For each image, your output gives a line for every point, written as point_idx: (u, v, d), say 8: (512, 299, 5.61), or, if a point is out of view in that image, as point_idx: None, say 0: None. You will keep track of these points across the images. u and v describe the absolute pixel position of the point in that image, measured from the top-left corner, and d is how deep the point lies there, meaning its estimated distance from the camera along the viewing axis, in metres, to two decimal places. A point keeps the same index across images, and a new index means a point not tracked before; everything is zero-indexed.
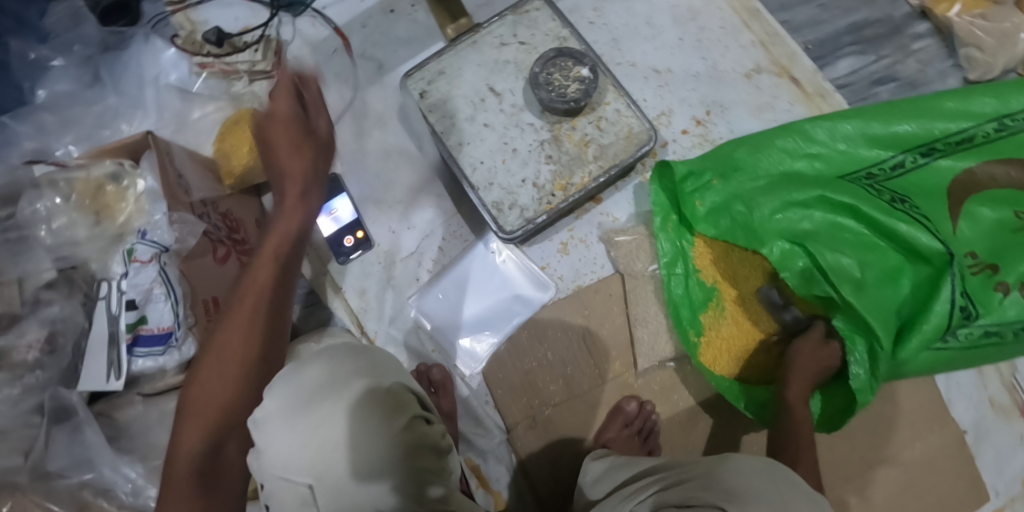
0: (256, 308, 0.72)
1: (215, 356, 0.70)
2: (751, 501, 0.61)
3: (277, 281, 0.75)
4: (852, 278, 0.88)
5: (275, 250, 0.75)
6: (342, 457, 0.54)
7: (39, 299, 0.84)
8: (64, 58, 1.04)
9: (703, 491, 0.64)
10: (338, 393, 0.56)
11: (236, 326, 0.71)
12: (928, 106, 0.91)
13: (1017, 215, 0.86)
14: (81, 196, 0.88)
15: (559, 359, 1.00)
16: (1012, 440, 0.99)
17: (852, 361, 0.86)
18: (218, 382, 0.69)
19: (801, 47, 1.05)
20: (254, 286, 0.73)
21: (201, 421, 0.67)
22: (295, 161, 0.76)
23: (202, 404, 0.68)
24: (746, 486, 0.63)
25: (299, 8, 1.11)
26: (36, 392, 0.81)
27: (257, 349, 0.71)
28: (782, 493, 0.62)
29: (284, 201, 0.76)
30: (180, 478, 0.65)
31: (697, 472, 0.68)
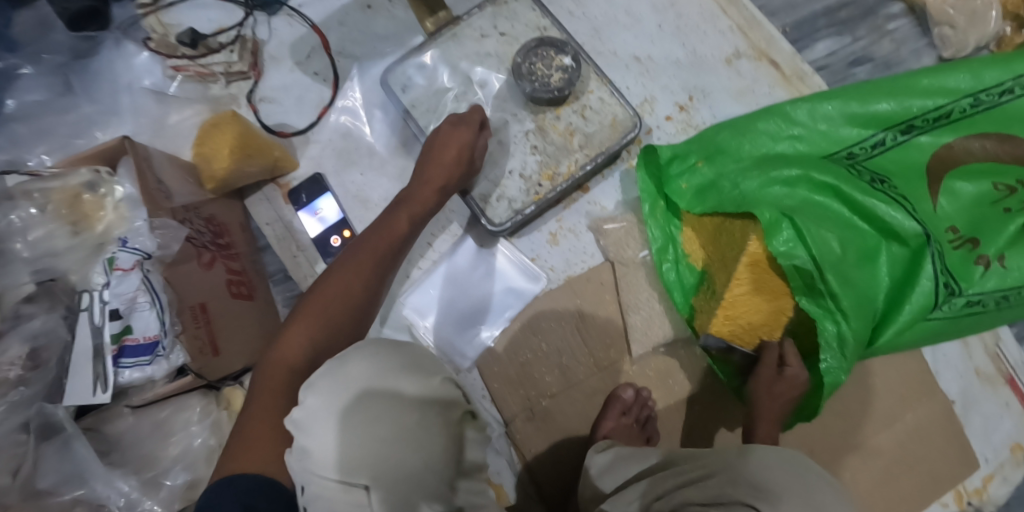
0: (374, 266, 0.84)
1: (331, 291, 0.81)
2: (784, 494, 0.67)
3: (392, 252, 0.86)
4: (833, 256, 0.86)
5: (404, 225, 0.88)
6: (405, 448, 0.60)
7: (19, 313, 0.82)
8: (33, 66, 1.01)
9: (730, 487, 0.69)
10: (393, 390, 0.62)
11: (354, 274, 0.83)
12: (905, 84, 0.92)
13: (996, 187, 0.88)
14: (58, 205, 0.86)
15: (555, 350, 1.00)
16: (998, 407, 1.02)
17: (822, 335, 0.86)
18: (329, 310, 0.79)
19: (779, 31, 1.06)
20: (377, 246, 0.85)
21: (311, 326, 0.78)
22: (440, 170, 0.90)
23: (313, 319, 0.78)
24: (774, 479, 0.69)
25: (274, 7, 1.09)
26: (22, 408, 0.79)
27: (362, 297, 0.83)
28: (810, 489, 0.69)
29: (415, 200, 0.90)
30: (283, 368, 0.75)
31: (722, 468, 0.72)
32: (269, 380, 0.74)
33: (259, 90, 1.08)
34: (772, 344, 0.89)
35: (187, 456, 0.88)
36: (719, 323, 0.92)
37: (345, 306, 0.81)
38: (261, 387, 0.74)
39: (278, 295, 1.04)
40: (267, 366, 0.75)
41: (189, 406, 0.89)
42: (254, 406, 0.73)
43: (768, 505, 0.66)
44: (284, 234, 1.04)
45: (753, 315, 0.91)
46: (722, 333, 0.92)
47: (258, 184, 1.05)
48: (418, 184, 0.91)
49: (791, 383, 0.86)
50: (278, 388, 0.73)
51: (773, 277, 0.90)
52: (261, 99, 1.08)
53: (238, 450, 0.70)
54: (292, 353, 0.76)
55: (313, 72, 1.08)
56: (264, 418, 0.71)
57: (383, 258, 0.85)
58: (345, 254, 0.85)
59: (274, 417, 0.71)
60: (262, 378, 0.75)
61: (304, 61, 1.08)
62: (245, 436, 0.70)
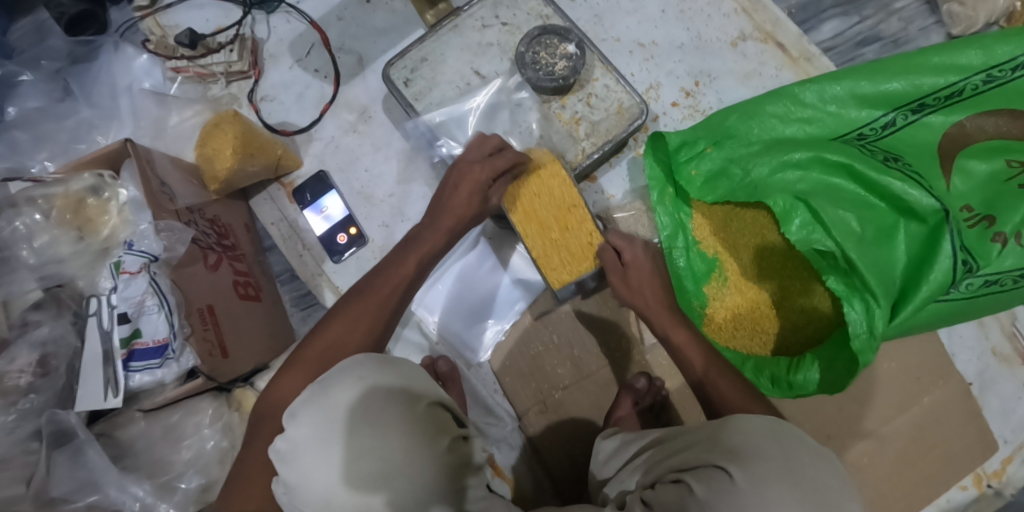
0: (376, 311, 0.82)
1: (333, 334, 0.79)
2: (757, 461, 0.57)
3: (401, 292, 0.85)
4: (853, 234, 0.88)
5: (412, 265, 0.86)
6: (389, 483, 0.59)
7: (27, 321, 0.82)
8: (33, 73, 1.00)
9: (705, 452, 0.61)
10: (375, 420, 0.60)
11: (355, 318, 0.81)
12: (915, 62, 0.90)
13: (1009, 164, 0.85)
14: (61, 211, 0.85)
15: (566, 342, 0.99)
16: (1017, 388, 1.00)
17: (851, 320, 0.85)
18: (331, 358, 0.77)
19: (784, 12, 1.04)
20: (383, 288, 0.83)
21: (310, 373, 0.76)
22: (454, 218, 0.87)
23: (310, 367, 0.77)
24: (750, 443, 0.59)
25: (273, 4, 1.07)
26: (33, 416, 0.79)
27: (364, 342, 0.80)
28: (791, 456, 0.58)
29: (421, 244, 0.87)
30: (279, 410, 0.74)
31: (703, 435, 0.64)
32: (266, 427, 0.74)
33: (260, 89, 1.07)
34: (605, 248, 0.88)
35: (200, 459, 0.87)
36: (553, 276, 0.89)
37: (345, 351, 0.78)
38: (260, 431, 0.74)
39: (287, 295, 1.03)
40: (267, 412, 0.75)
41: (200, 410, 0.89)
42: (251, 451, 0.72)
43: (738, 468, 0.57)
44: (290, 233, 1.04)
45: (564, 245, 0.88)
46: (567, 280, 0.89)
47: (263, 184, 1.05)
48: (429, 226, 0.88)
49: (636, 266, 0.88)
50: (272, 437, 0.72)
51: (557, 202, 0.88)
52: (262, 98, 1.06)
53: (232, 492, 0.70)
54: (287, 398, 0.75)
55: (313, 69, 1.07)
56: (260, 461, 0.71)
57: (389, 301, 0.83)
58: (351, 294, 0.84)
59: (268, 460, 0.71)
60: (262, 420, 0.75)
61: (304, 58, 1.07)
62: (241, 474, 0.71)
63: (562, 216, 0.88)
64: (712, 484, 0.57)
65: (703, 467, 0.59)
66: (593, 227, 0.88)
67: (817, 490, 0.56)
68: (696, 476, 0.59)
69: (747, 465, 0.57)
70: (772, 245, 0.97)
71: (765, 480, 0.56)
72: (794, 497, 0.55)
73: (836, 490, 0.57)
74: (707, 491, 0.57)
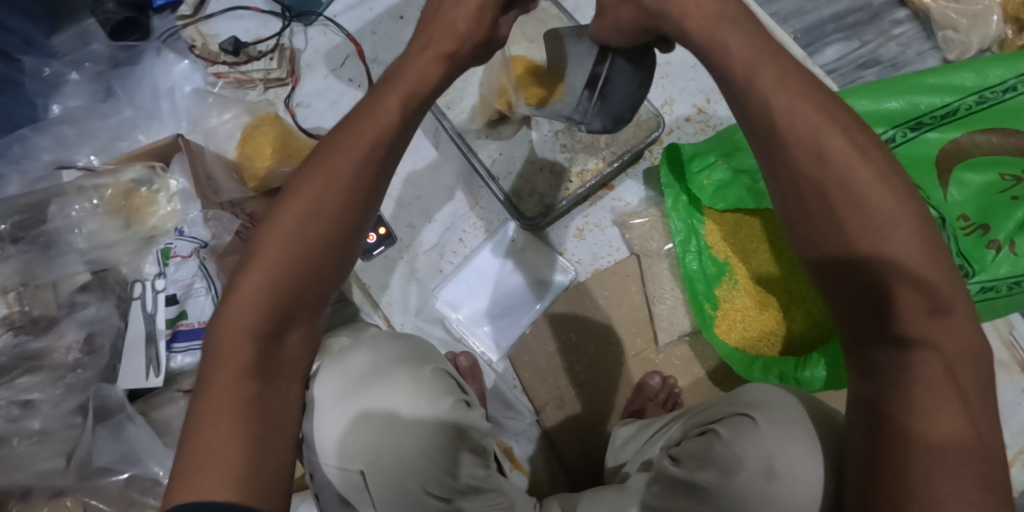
0: (329, 194, 0.59)
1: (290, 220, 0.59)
2: (772, 407, 0.70)
3: (368, 153, 0.60)
4: None
5: (395, 108, 0.62)
6: (396, 436, 0.70)
7: (75, 301, 0.86)
8: (78, 73, 1.06)
9: (726, 407, 0.73)
10: (384, 379, 0.72)
11: (309, 203, 0.59)
12: (913, 83, 0.97)
13: (1002, 177, 0.93)
14: (111, 199, 0.90)
15: (583, 339, 1.03)
16: (1016, 393, 1.03)
17: None
18: (288, 259, 0.59)
19: (790, 36, 1.11)
20: (355, 143, 0.60)
21: (271, 271, 0.58)
22: (444, 38, 0.64)
23: (263, 278, 0.58)
24: (766, 398, 0.71)
25: (311, 17, 1.14)
26: (79, 390, 0.82)
27: (329, 237, 0.60)
28: (804, 405, 0.70)
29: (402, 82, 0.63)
30: (240, 340, 0.58)
31: (720, 399, 0.76)
32: (224, 370, 0.57)
33: (296, 95, 1.12)
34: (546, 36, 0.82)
35: None
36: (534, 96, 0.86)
37: (304, 250, 0.59)
38: (219, 372, 0.58)
39: None
40: (222, 349, 0.58)
41: None
42: (213, 400, 0.57)
43: (761, 414, 0.69)
44: None
45: (519, 73, 0.89)
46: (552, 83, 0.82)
47: None
48: (410, 63, 0.64)
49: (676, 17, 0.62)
50: (242, 379, 0.57)
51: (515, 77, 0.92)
52: (297, 104, 1.12)
53: (194, 462, 0.55)
54: (242, 315, 0.58)
55: (347, 78, 1.13)
56: (223, 411, 0.56)
57: (348, 169, 0.60)
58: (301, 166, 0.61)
59: (238, 405, 0.57)
60: (216, 357, 0.58)
61: (338, 68, 1.13)
62: (201, 433, 0.56)
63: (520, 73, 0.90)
64: (738, 429, 0.69)
65: (728, 417, 0.71)
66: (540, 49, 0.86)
67: (814, 424, 0.68)
68: (724, 424, 0.70)
69: (768, 412, 0.69)
70: (782, 249, 1.02)
71: (783, 423, 0.67)
72: (808, 438, 0.66)
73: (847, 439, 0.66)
74: (731, 433, 0.69)
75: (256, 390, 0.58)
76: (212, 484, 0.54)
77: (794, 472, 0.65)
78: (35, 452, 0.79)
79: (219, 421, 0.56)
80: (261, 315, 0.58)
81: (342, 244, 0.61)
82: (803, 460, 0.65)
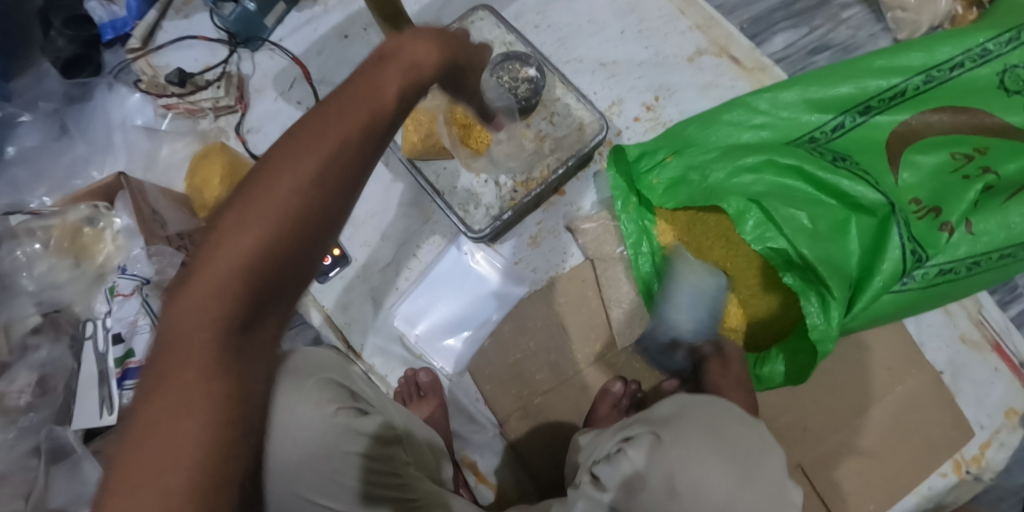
0: (321, 194, 0.50)
1: (260, 208, 0.48)
2: (679, 426, 0.74)
3: (363, 148, 0.51)
4: (805, 231, 0.91)
5: (392, 95, 0.53)
6: (279, 444, 0.70)
7: (27, 344, 0.87)
8: (31, 114, 1.06)
9: (640, 424, 0.77)
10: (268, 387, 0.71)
11: (291, 202, 0.49)
12: (860, 66, 0.95)
13: (954, 156, 0.90)
14: (59, 240, 0.91)
15: (543, 348, 1.02)
16: (988, 373, 1.00)
17: (807, 314, 0.88)
18: (262, 249, 0.48)
19: (737, 28, 1.09)
20: (352, 116, 0.51)
21: (235, 266, 0.48)
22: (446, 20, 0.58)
23: (217, 287, 0.47)
24: (675, 415, 0.75)
25: (257, 43, 1.14)
26: (32, 433, 0.84)
27: (310, 242, 0.50)
28: (713, 415, 0.75)
29: (399, 55, 0.54)
30: (196, 345, 0.47)
31: (638, 416, 0.80)
32: (172, 400, 0.46)
33: (247, 122, 1.12)
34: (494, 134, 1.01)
35: None
36: (473, 141, 1.00)
37: (277, 258, 0.49)
38: (151, 404, 0.46)
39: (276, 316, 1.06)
40: (160, 372, 0.47)
41: None
42: (139, 443, 0.45)
43: (667, 432, 0.74)
44: None
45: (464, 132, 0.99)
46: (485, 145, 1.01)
47: None
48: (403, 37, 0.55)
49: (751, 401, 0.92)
50: (203, 411, 0.46)
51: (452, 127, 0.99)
52: (248, 130, 1.12)
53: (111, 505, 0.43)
54: (197, 315, 0.47)
55: (295, 101, 1.13)
56: (179, 439, 0.45)
57: (341, 166, 0.50)
58: (278, 149, 0.50)
59: (180, 437, 0.45)
60: (167, 365, 0.47)
61: (287, 91, 1.13)
62: (131, 467, 0.44)
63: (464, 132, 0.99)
64: (648, 449, 0.73)
65: (638, 437, 0.75)
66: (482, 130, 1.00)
67: (717, 439, 0.72)
68: (635, 444, 0.74)
69: (673, 429, 0.73)
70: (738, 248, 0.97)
71: (685, 440, 0.72)
72: (712, 453, 0.71)
73: (753, 448, 0.72)
74: (641, 453, 0.73)
75: (231, 420, 0.47)
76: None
77: (699, 492, 0.70)
78: None
79: (147, 474, 0.44)
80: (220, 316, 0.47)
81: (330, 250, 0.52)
82: (706, 478, 0.70)
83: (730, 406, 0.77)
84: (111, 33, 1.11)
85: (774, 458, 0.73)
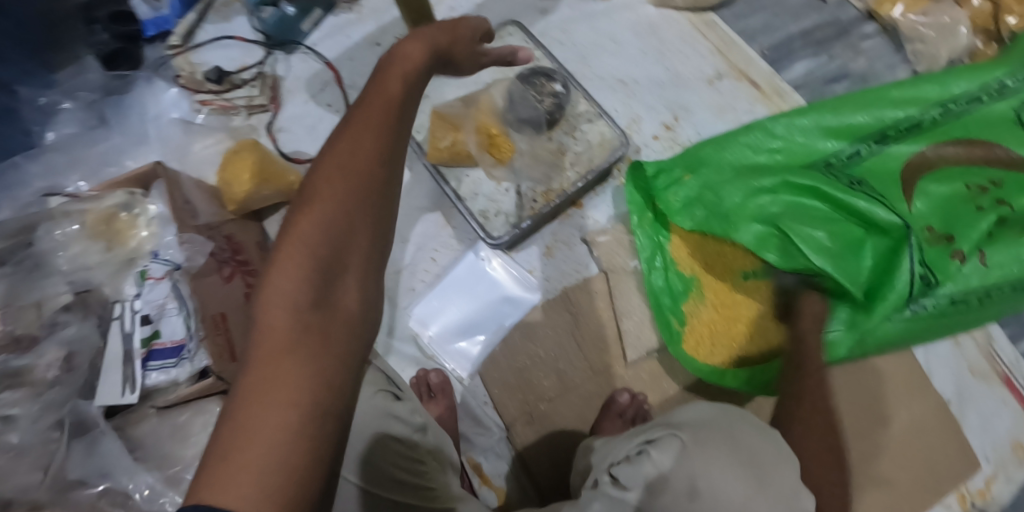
0: (367, 176, 0.61)
1: (318, 214, 0.59)
2: (703, 431, 0.74)
3: (390, 135, 0.63)
4: (824, 252, 0.92)
5: (398, 87, 0.64)
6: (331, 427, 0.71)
7: (56, 321, 0.90)
8: (72, 102, 1.11)
9: (661, 427, 0.76)
10: None
11: (345, 187, 0.60)
12: (877, 96, 0.97)
13: (968, 187, 0.91)
14: (94, 225, 0.95)
15: (552, 356, 1.03)
16: (995, 405, 1.00)
17: (835, 337, 0.93)
18: (325, 242, 0.59)
19: (757, 53, 1.11)
20: (372, 131, 0.62)
21: (305, 262, 0.58)
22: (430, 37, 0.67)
23: (302, 263, 0.58)
24: (697, 421, 0.76)
25: (292, 46, 1.18)
26: (55, 408, 0.86)
27: (367, 219, 0.61)
28: (734, 426, 0.75)
29: (390, 75, 0.64)
30: (283, 328, 0.56)
31: (657, 421, 0.80)
32: (279, 362, 0.54)
33: (277, 121, 1.16)
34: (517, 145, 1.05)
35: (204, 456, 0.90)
36: (497, 150, 1.03)
37: (341, 236, 0.60)
38: (257, 367, 0.54)
39: None
40: (261, 342, 0.55)
41: (208, 411, 0.92)
42: (253, 399, 0.52)
43: (690, 435, 0.74)
44: None
45: (488, 139, 1.03)
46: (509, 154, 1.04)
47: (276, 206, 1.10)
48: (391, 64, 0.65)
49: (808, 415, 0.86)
50: (307, 366, 0.55)
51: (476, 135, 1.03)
52: (279, 129, 1.16)
53: (224, 464, 0.50)
54: (279, 305, 0.56)
55: (325, 104, 1.17)
56: (276, 406, 0.52)
57: (374, 163, 0.62)
58: (325, 151, 0.62)
59: (281, 401, 0.53)
60: (257, 352, 0.55)
61: (318, 94, 1.17)
62: (240, 431, 0.51)
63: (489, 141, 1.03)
64: (671, 450, 0.72)
65: (660, 438, 0.74)
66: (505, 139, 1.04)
67: (738, 448, 0.73)
68: (656, 445, 0.73)
69: (694, 433, 0.74)
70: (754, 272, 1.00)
71: (708, 444, 0.72)
72: (732, 461, 0.71)
73: (772, 461, 0.72)
74: (662, 453, 0.72)
75: (327, 375, 0.56)
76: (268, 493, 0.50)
77: (716, 496, 0.70)
78: (13, 465, 0.83)
79: (261, 418, 0.52)
80: (298, 303, 0.57)
81: (383, 227, 0.63)
82: (722, 482, 0.70)
83: (752, 421, 0.78)
84: (153, 30, 1.16)
85: (790, 472, 0.72)
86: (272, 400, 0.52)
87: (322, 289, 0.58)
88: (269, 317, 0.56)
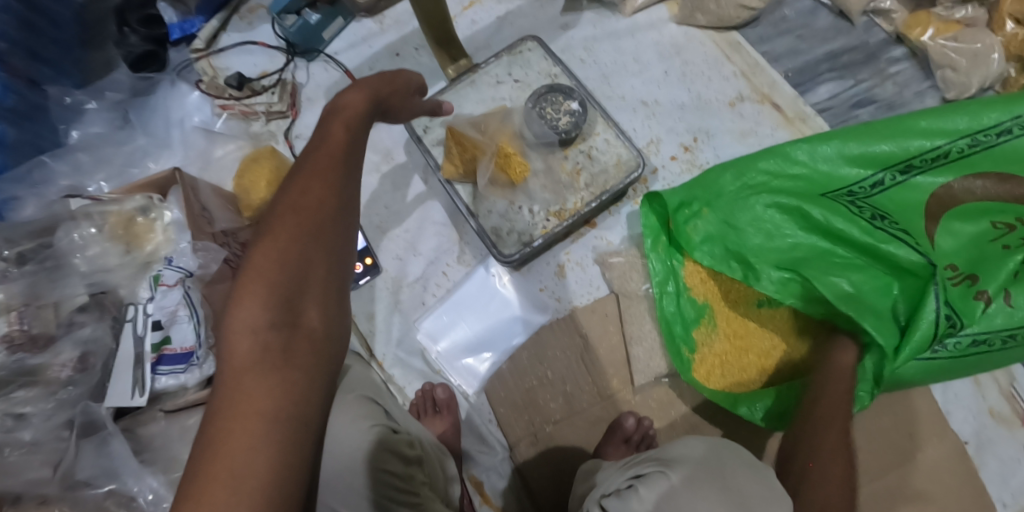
0: (320, 205, 0.63)
1: (276, 241, 0.61)
2: (692, 469, 0.73)
3: (341, 168, 0.65)
4: (846, 297, 0.89)
5: (342, 134, 0.67)
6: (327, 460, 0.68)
7: (73, 321, 0.92)
8: (97, 102, 1.13)
9: (651, 463, 0.76)
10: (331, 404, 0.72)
11: (299, 216, 0.62)
12: (904, 125, 0.93)
13: (994, 225, 0.89)
14: (114, 227, 0.97)
15: (560, 378, 1.03)
16: (1017, 450, 0.96)
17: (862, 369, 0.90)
18: (285, 265, 0.60)
19: (781, 75, 1.09)
20: (322, 164, 0.65)
21: (267, 287, 0.59)
22: (381, 83, 0.74)
23: (261, 287, 0.59)
24: (687, 457, 0.75)
25: (313, 54, 1.20)
26: (68, 406, 0.88)
27: (323, 242, 0.62)
28: (725, 464, 0.74)
29: (341, 111, 0.68)
30: (248, 352, 0.57)
31: (651, 454, 0.79)
32: (241, 379, 0.56)
33: (295, 128, 1.17)
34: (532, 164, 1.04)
35: None
36: (511, 170, 1.02)
37: (300, 260, 0.61)
38: (225, 390, 0.56)
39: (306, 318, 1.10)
40: (225, 365, 0.57)
41: None
42: (216, 418, 0.54)
43: (678, 473, 0.73)
44: None
45: (502, 158, 1.02)
46: (523, 175, 1.02)
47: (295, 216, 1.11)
48: (332, 112, 0.69)
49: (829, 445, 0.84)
50: (268, 380, 0.56)
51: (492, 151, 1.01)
52: (296, 136, 1.17)
53: (198, 484, 0.51)
54: (243, 332, 0.58)
55: None
56: (245, 426, 0.54)
57: (331, 192, 0.64)
58: (282, 190, 0.64)
59: (249, 420, 0.54)
60: (227, 380, 0.56)
61: None
62: (212, 452, 0.52)
63: (506, 160, 1.02)
64: (658, 488, 0.72)
65: (648, 474, 0.74)
66: (520, 159, 1.02)
67: (727, 492, 0.71)
68: (645, 482, 0.73)
69: (683, 472, 0.73)
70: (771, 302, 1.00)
71: (697, 483, 0.71)
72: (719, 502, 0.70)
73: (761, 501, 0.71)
74: (650, 491, 0.72)
75: (292, 388, 0.57)
76: (237, 500, 0.51)
77: None
78: (27, 461, 0.84)
79: (231, 435, 0.53)
80: (262, 328, 0.58)
81: (342, 251, 0.64)
82: None
83: (748, 455, 0.77)
84: (178, 33, 1.19)
85: None
86: (240, 421, 0.54)
87: (284, 312, 0.59)
88: (234, 344, 0.57)
